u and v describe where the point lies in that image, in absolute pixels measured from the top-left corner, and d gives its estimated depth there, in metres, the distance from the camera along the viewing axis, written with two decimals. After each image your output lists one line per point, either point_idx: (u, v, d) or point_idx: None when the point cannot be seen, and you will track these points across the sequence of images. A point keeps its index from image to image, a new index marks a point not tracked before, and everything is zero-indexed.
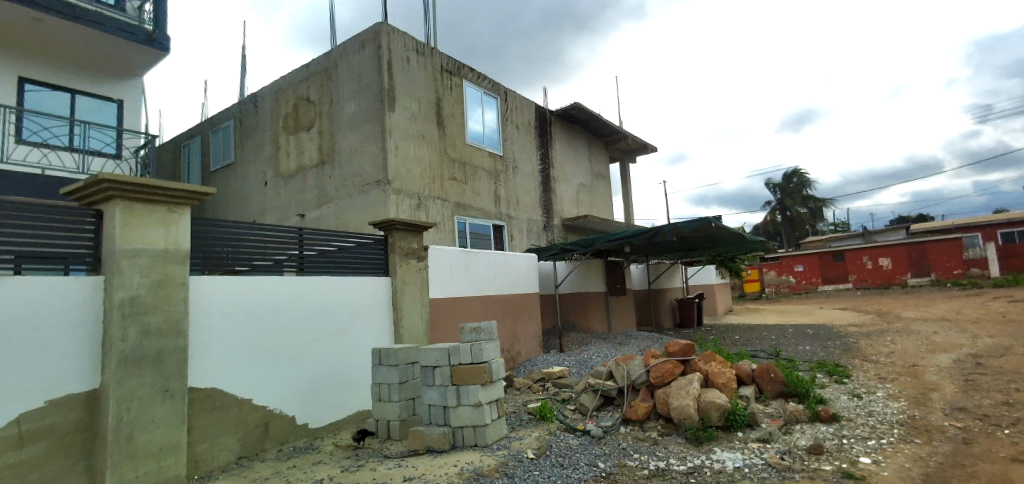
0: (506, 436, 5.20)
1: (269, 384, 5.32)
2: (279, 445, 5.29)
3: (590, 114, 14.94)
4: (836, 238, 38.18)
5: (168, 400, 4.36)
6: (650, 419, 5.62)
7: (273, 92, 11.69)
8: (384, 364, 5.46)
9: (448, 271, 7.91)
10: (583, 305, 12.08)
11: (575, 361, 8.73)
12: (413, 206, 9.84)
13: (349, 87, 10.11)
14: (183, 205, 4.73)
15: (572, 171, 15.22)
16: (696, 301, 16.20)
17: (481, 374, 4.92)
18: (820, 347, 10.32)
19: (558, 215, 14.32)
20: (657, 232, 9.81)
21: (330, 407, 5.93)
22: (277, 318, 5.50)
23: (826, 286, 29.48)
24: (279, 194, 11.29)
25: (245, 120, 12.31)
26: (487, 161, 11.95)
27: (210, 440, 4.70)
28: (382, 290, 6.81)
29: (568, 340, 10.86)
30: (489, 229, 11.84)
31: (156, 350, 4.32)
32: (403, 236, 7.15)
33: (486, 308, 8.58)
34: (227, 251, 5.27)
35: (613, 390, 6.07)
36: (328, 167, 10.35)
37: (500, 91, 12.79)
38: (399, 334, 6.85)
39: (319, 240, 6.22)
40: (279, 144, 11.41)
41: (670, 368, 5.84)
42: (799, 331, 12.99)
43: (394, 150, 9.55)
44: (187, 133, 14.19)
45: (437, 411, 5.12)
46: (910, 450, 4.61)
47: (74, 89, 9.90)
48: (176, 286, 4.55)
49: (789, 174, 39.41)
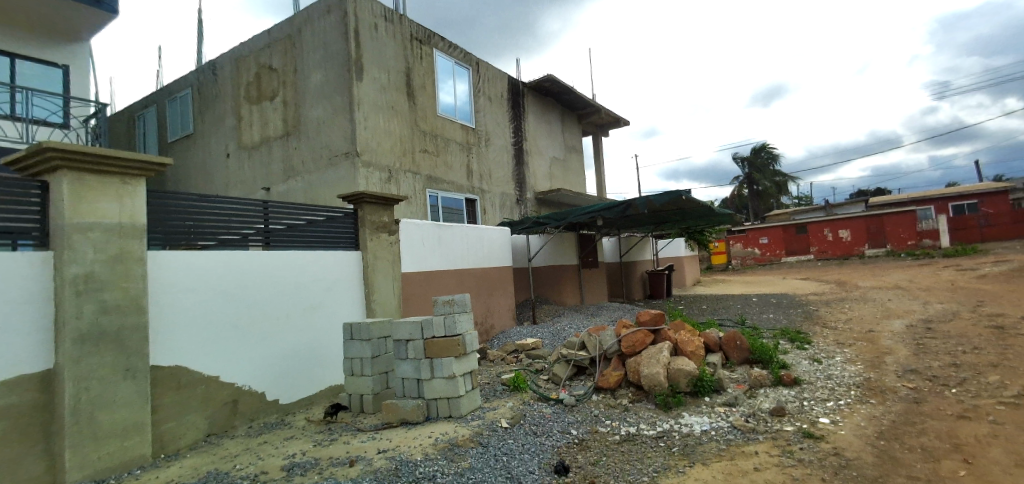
0: (480, 407, 5.24)
1: (238, 361, 5.18)
2: (249, 421, 5.21)
3: (563, 86, 14.78)
4: (799, 211, 39.37)
5: (130, 380, 4.20)
6: (621, 387, 5.75)
7: (233, 59, 11.12)
8: (356, 339, 5.40)
9: (421, 244, 7.81)
10: (555, 278, 12.17)
11: (548, 333, 8.84)
12: (384, 179, 9.63)
13: (314, 55, 9.69)
14: (139, 177, 4.47)
15: (545, 143, 15.11)
16: (666, 273, 16.54)
17: (455, 347, 4.91)
18: (783, 315, 10.71)
19: (531, 189, 14.27)
20: (629, 205, 9.88)
21: (301, 383, 5.84)
22: (243, 294, 5.32)
23: (789, 258, 30.48)
24: (243, 167, 10.87)
25: (204, 89, 11.71)
26: (459, 133, 11.74)
27: (176, 419, 4.59)
28: (353, 265, 6.69)
29: (541, 313, 10.96)
30: (461, 202, 11.71)
31: (115, 328, 4.14)
32: (373, 210, 6.99)
33: (460, 282, 8.54)
34: (188, 225, 5.05)
35: (585, 360, 6.17)
36: (294, 138, 9.98)
37: (472, 61, 12.48)
38: (372, 308, 6.77)
39: (286, 213, 6.02)
40: (241, 114, 10.93)
41: (641, 337, 5.94)
42: (764, 301, 13.44)
43: (363, 122, 9.26)
44: (141, 103, 13.43)
45: (411, 384, 5.11)
46: (865, 410, 4.85)
47: (15, 53, 9.18)
48: (135, 261, 4.34)
49: (758, 148, 39.86)
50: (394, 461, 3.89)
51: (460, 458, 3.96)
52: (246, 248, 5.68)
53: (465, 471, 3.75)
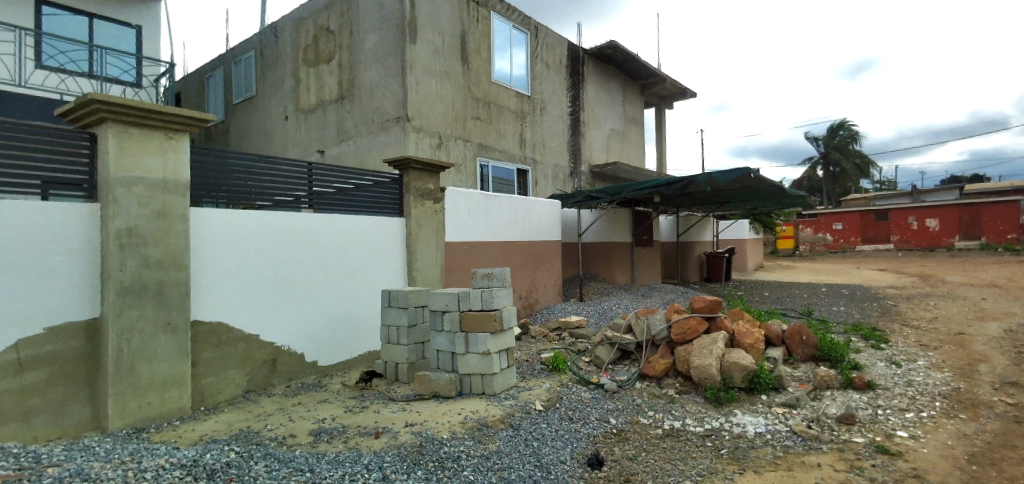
0: (516, 386, 5.01)
1: (278, 321, 5.20)
2: (287, 381, 5.24)
3: (627, 53, 13.93)
4: (881, 196, 36.21)
5: (171, 333, 4.26)
6: (669, 376, 5.36)
7: (293, 21, 11.15)
8: (393, 306, 5.31)
9: (467, 214, 7.59)
10: (606, 255, 11.70)
11: (594, 312, 8.48)
12: (434, 145, 9.44)
13: (369, 16, 9.51)
14: (183, 132, 4.43)
15: (603, 114, 14.41)
16: (726, 256, 15.62)
17: (491, 322, 4.68)
18: (856, 309, 9.77)
19: (586, 162, 13.71)
20: (689, 182, 9.20)
21: (340, 346, 5.84)
22: (286, 255, 5.31)
23: (864, 246, 28.19)
24: (300, 129, 11.01)
25: (266, 51, 11.89)
26: (513, 101, 11.32)
27: (216, 374, 4.66)
28: (396, 232, 6.57)
29: (588, 290, 10.59)
30: (512, 172, 11.38)
31: (157, 281, 4.18)
32: (418, 176, 6.79)
33: (505, 254, 8.29)
34: (247, 185, 5.14)
35: (631, 344, 5.81)
36: (348, 101, 9.94)
37: (531, 25, 11.91)
38: (413, 276, 6.65)
39: (336, 177, 5.99)
40: (299, 76, 11.01)
41: (693, 324, 5.48)
42: (834, 292, 12.38)
43: (414, 86, 9.07)
44: (210, 64, 13.88)
45: (446, 357, 4.95)
46: (953, 426, 4.22)
47: (92, 14, 9.59)
48: (177, 217, 4.35)
49: (835, 126, 36.74)
50: (420, 437, 3.73)
51: (488, 440, 3.76)
52: (297, 210, 5.75)
53: (491, 454, 3.54)
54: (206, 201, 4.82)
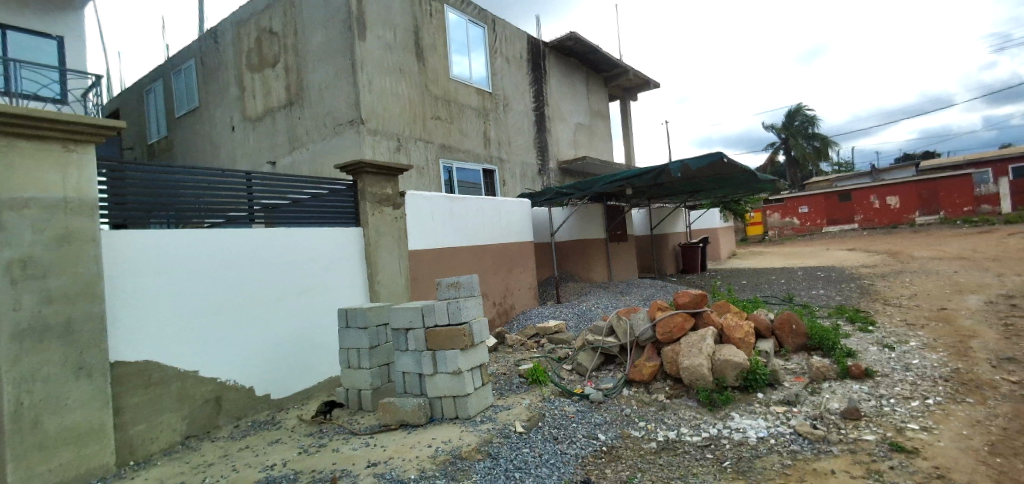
0: (493, 406, 4.52)
1: (221, 353, 4.59)
2: (236, 420, 4.63)
3: (587, 46, 13.63)
4: (842, 178, 37.13)
5: (85, 380, 3.60)
6: (657, 380, 4.98)
7: (233, 25, 10.43)
8: (352, 327, 4.77)
9: (431, 219, 7.07)
10: (581, 253, 11.33)
11: (572, 314, 8.07)
12: (393, 148, 8.89)
13: (315, 14, 8.91)
14: (88, 143, 3.78)
15: (568, 109, 14.08)
16: (700, 246, 15.52)
17: (461, 338, 4.17)
18: (836, 291, 9.63)
19: (554, 158, 13.34)
20: (661, 171, 8.89)
21: (297, 374, 5.24)
22: (225, 277, 4.69)
23: (830, 227, 28.75)
24: (248, 139, 10.29)
25: (207, 59, 11.11)
26: (474, 98, 10.85)
27: (146, 421, 4.04)
28: (354, 243, 6.02)
29: (565, 291, 10.19)
30: (479, 173, 10.90)
31: (63, 319, 3.52)
32: (374, 181, 6.23)
33: (476, 260, 7.81)
34: (198, 204, 4.75)
35: (614, 347, 5.41)
36: (297, 107, 9.30)
37: (488, 19, 11.47)
38: (376, 290, 6.10)
39: (289, 187, 5.50)
40: (244, 83, 10.30)
41: (679, 322, 5.08)
42: (810, 275, 12.31)
43: (367, 86, 8.51)
44: (148, 77, 12.97)
45: (413, 380, 4.44)
46: (963, 413, 3.94)
47: (5, 24, 8.70)
48: (86, 242, 3.69)
49: (793, 111, 37.57)
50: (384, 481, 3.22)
51: (464, 476, 3.27)
52: (249, 227, 5.30)
53: None
54: (155, 222, 4.44)
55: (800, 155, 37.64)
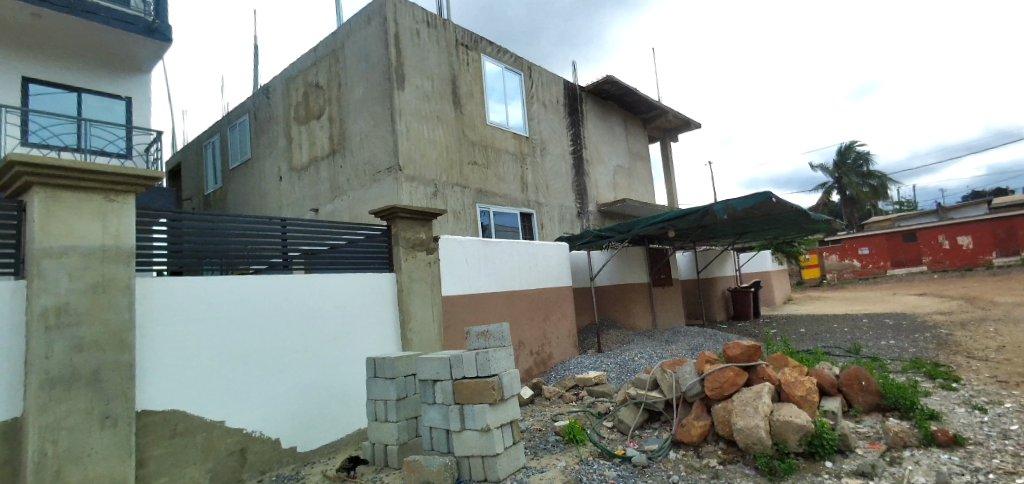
0: (525, 467, 4.17)
1: (247, 402, 4.50)
2: (259, 474, 4.47)
3: (624, 89, 13.63)
4: (905, 217, 34.97)
5: (110, 430, 3.55)
6: (708, 442, 4.51)
7: (284, 81, 11.06)
8: (380, 377, 4.60)
9: (465, 264, 6.94)
10: (622, 298, 10.89)
11: (613, 364, 7.63)
12: (430, 194, 8.96)
13: (357, 68, 9.31)
14: (127, 193, 3.91)
15: (607, 152, 13.98)
16: (752, 290, 14.75)
17: (489, 391, 3.90)
18: (908, 341, 8.73)
19: (593, 201, 13.15)
20: (706, 213, 8.50)
21: (324, 425, 5.08)
22: (256, 324, 4.67)
23: (895, 270, 26.81)
24: (294, 188, 10.67)
25: (259, 113, 11.77)
26: (511, 143, 10.92)
27: (169, 474, 3.93)
28: (387, 289, 5.94)
29: (607, 338, 9.73)
30: (516, 217, 10.82)
31: (92, 367, 3.52)
32: (407, 226, 6.20)
33: (512, 306, 7.57)
34: (246, 250, 4.94)
35: (659, 403, 4.97)
36: (340, 156, 9.60)
37: (524, 66, 11.69)
38: (408, 338, 5.95)
39: (328, 233, 5.57)
40: (292, 135, 10.79)
41: (730, 377, 4.62)
42: (877, 322, 11.31)
43: (405, 134, 8.70)
44: (208, 132, 13.87)
45: (440, 436, 4.17)
46: None
47: (82, 88, 9.55)
48: (120, 289, 3.74)
49: (845, 149, 36.25)
50: None
51: None
52: (291, 272, 5.40)
53: None
54: (205, 269, 4.64)
55: (856, 193, 35.85)
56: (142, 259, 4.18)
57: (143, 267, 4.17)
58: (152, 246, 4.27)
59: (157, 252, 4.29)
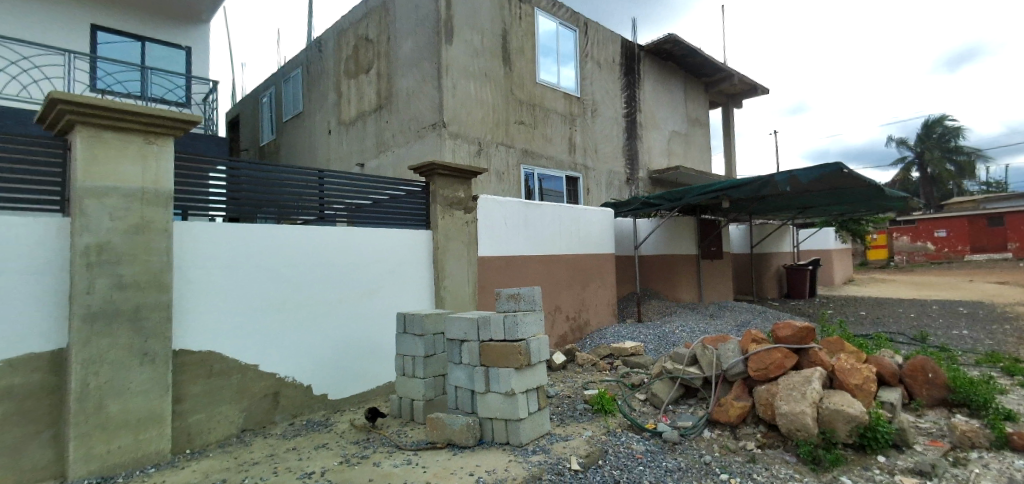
0: (549, 434, 4.07)
1: (280, 348, 4.60)
2: (291, 418, 4.61)
3: (687, 48, 12.72)
4: (993, 199, 31.84)
5: (148, 366, 3.71)
6: (746, 423, 4.25)
7: (335, 34, 10.98)
8: (409, 333, 4.58)
9: (503, 225, 6.77)
10: (668, 269, 10.48)
11: (652, 336, 7.36)
12: (473, 152, 8.76)
13: (406, 21, 9.07)
14: (167, 136, 3.93)
15: (663, 115, 13.23)
16: (809, 269, 13.91)
17: (516, 356, 3.78)
18: (985, 334, 7.94)
19: (644, 167, 12.56)
20: (766, 183, 7.89)
21: (355, 376, 5.16)
22: (290, 274, 4.71)
23: (975, 255, 24.62)
24: (341, 142, 10.75)
25: (311, 67, 11.82)
26: (561, 103, 10.46)
27: (205, 411, 4.10)
28: (423, 246, 5.88)
29: (648, 309, 9.43)
30: (561, 180, 10.49)
31: (132, 305, 3.65)
32: (446, 184, 6.06)
33: (550, 271, 7.38)
34: (297, 201, 5.06)
35: (697, 380, 4.70)
36: (386, 111, 9.51)
37: (580, 22, 11.05)
38: (441, 296, 5.90)
39: (370, 188, 5.55)
40: (341, 89, 10.78)
41: (778, 358, 4.29)
42: (950, 311, 10.38)
43: (451, 90, 8.47)
44: (264, 85, 14.14)
45: (465, 396, 4.12)
46: None
47: (144, 37, 9.83)
48: (158, 232, 3.82)
49: (932, 122, 33.10)
50: None
51: None
52: (335, 225, 5.49)
53: None
54: (259, 217, 4.80)
55: (939, 171, 32.84)
56: (200, 205, 4.37)
57: (200, 212, 4.37)
58: (208, 192, 4.45)
59: (214, 198, 4.46)
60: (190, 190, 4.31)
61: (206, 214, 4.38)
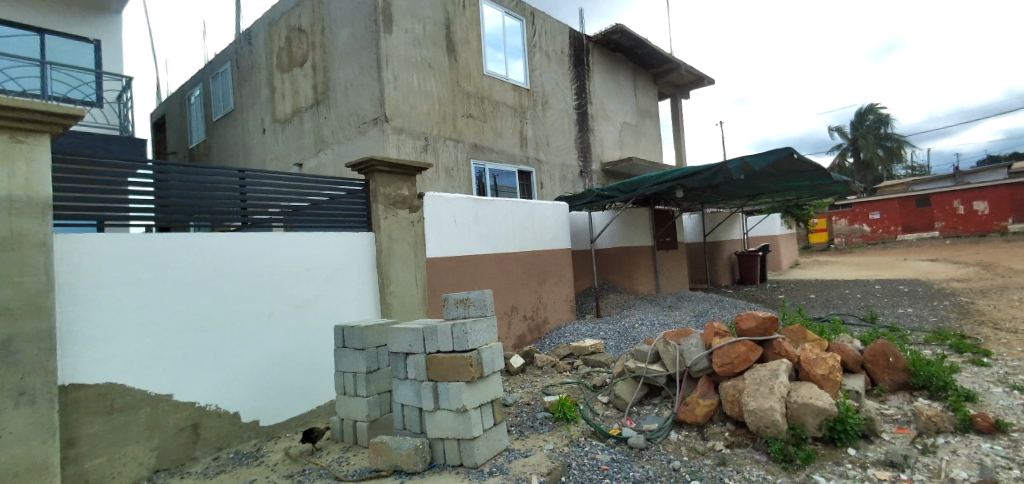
0: (507, 450, 3.73)
1: (200, 374, 4.04)
2: (216, 451, 4.07)
3: (635, 39, 12.65)
4: (919, 182, 33.99)
5: (27, 407, 3.11)
6: (714, 422, 4.05)
7: (266, 25, 10.20)
8: (349, 347, 4.12)
9: (453, 223, 6.36)
10: (624, 261, 10.37)
11: (612, 332, 7.16)
12: (419, 148, 8.29)
13: (341, 9, 8.47)
14: (39, 133, 3.29)
15: (614, 107, 13.14)
16: (760, 255, 14.23)
17: (466, 368, 3.40)
18: (928, 311, 8.20)
19: (597, 160, 12.42)
20: (718, 170, 7.83)
21: (293, 397, 4.64)
22: (209, 288, 4.14)
23: (906, 235, 26.13)
24: (277, 141, 10.01)
25: (241, 61, 10.96)
26: (510, 95, 10.12)
27: (106, 454, 3.52)
28: (364, 250, 5.40)
29: (606, 303, 9.27)
30: (514, 175, 10.16)
31: (1, 337, 3.03)
32: (388, 181, 5.59)
33: (505, 269, 7.04)
34: (232, 204, 4.60)
35: (661, 379, 4.48)
36: (324, 106, 8.88)
37: (526, 11, 10.73)
38: (387, 303, 5.45)
39: (304, 188, 5.03)
40: (275, 84, 10.02)
41: (742, 352, 4.11)
42: (892, 290, 10.77)
43: (392, 81, 7.96)
44: (190, 82, 13.08)
45: (413, 415, 3.72)
46: None
47: (43, 29, 8.77)
48: (34, 247, 3.20)
49: (864, 111, 35.03)
50: None
51: None
52: (271, 229, 5.02)
53: None
54: (191, 225, 4.34)
55: (871, 156, 34.72)
56: (119, 215, 3.90)
57: (120, 223, 3.90)
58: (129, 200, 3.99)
59: (137, 207, 4.00)
60: (106, 198, 3.85)
61: (128, 225, 3.93)
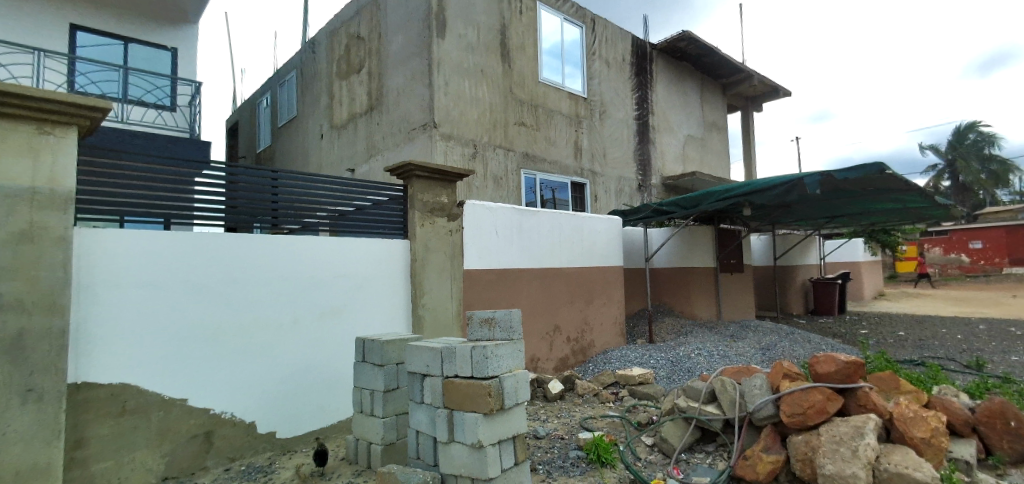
0: None
1: (217, 380, 3.90)
2: (228, 463, 3.89)
3: (703, 46, 11.91)
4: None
5: (34, 406, 3.01)
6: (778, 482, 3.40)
7: (328, 33, 10.44)
8: (368, 362, 3.85)
9: (494, 234, 6.01)
10: (682, 283, 9.62)
11: (663, 361, 6.52)
12: (468, 155, 8.05)
13: (397, 15, 8.44)
14: (68, 125, 3.28)
15: (677, 118, 12.42)
16: (839, 283, 12.90)
17: (483, 399, 3.00)
18: None
19: (657, 174, 11.74)
20: (793, 186, 7.01)
21: (313, 409, 4.42)
22: (233, 292, 4.02)
23: (1015, 268, 23.17)
24: (333, 147, 10.14)
25: (305, 69, 11.28)
26: (566, 104, 9.72)
27: (114, 457, 3.41)
28: (399, 258, 5.15)
29: (660, 328, 8.57)
30: (567, 186, 9.70)
31: (12, 331, 2.97)
32: (426, 187, 5.33)
33: (549, 286, 6.60)
34: (290, 206, 4.62)
35: (716, 423, 3.87)
36: (376, 112, 8.87)
37: (587, 18, 10.34)
38: (419, 316, 5.16)
39: (353, 193, 4.94)
40: (334, 91, 10.19)
41: (817, 400, 3.45)
42: (1002, 331, 9.32)
43: (442, 87, 7.79)
44: (261, 91, 13.70)
45: (426, 444, 3.36)
46: None
47: (127, 38, 9.37)
48: (52, 241, 3.14)
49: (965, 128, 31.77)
50: None
51: None
52: (318, 234, 4.97)
53: None
54: (256, 226, 4.40)
55: (973, 179, 31.29)
56: (184, 213, 4.02)
57: (185, 221, 4.02)
58: (195, 200, 4.12)
59: (202, 207, 4.13)
60: (174, 197, 4.00)
61: (192, 223, 4.03)
